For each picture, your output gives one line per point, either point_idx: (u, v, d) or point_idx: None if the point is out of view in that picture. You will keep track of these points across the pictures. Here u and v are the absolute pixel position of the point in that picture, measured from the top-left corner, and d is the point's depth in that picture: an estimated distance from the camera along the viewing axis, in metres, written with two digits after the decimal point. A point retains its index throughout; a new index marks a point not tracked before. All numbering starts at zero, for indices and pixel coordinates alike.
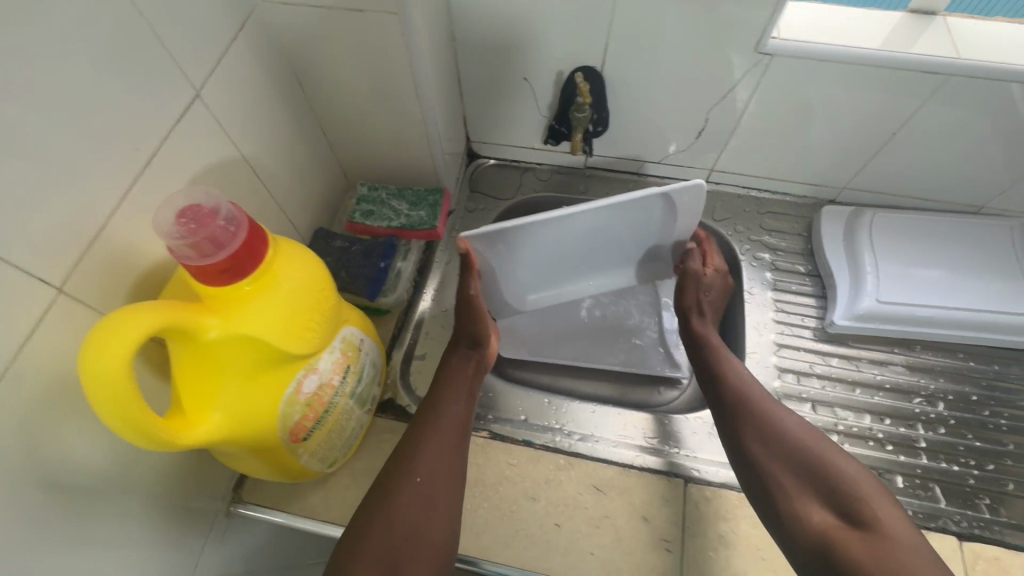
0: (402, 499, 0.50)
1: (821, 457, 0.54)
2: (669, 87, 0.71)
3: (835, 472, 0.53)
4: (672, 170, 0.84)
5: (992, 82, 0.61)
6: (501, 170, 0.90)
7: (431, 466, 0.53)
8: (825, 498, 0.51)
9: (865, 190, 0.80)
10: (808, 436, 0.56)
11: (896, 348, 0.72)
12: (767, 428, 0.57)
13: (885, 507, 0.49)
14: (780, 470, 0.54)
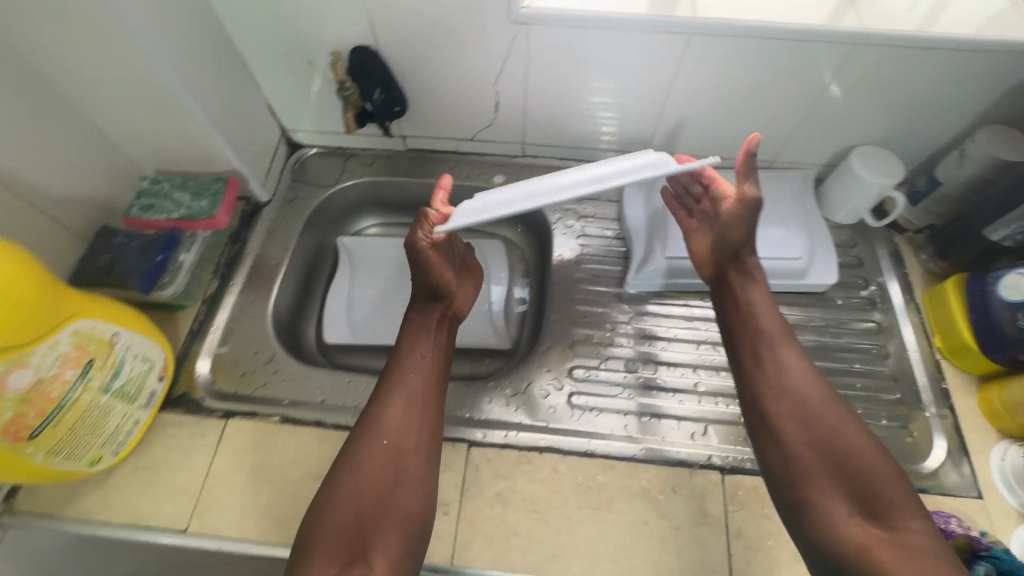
0: (364, 469, 0.56)
1: (870, 462, 0.55)
2: (447, 64, 0.72)
3: (878, 474, 0.54)
4: (484, 148, 0.86)
5: (724, 41, 0.65)
6: (325, 157, 0.89)
7: (393, 440, 0.58)
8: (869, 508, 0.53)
9: (665, 152, 0.83)
10: (862, 439, 0.56)
11: (691, 301, 0.74)
12: (822, 427, 0.57)
13: (913, 522, 0.51)
14: (837, 480, 0.55)
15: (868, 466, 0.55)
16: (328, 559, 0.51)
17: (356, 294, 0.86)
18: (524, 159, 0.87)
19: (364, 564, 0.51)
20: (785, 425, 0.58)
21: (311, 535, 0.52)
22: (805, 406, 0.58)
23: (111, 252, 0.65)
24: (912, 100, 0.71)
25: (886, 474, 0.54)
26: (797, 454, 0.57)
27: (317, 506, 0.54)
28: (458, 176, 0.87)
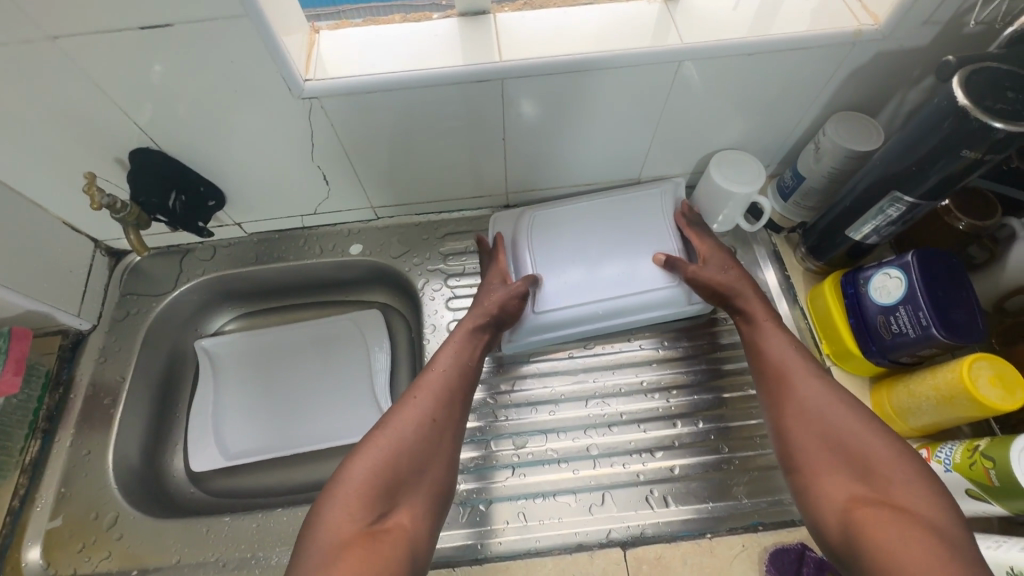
0: (408, 434, 0.54)
1: (857, 432, 0.50)
2: (253, 148, 0.64)
3: (876, 447, 0.49)
4: (334, 216, 0.78)
5: (542, 82, 0.60)
6: (157, 259, 0.79)
7: (440, 425, 0.56)
8: (860, 475, 0.49)
9: (526, 189, 0.77)
10: (854, 403, 0.53)
11: (573, 351, 0.69)
12: (810, 390, 0.54)
13: (921, 496, 0.45)
14: (819, 445, 0.52)
15: (853, 433, 0.50)
16: (354, 504, 0.49)
17: (221, 406, 0.77)
18: (380, 221, 0.79)
19: (391, 519, 0.50)
20: (775, 390, 0.57)
21: (337, 481, 0.51)
22: (790, 364, 0.57)
23: None
24: (755, 103, 0.67)
25: (875, 439, 0.50)
26: (784, 420, 0.55)
27: (357, 451, 0.52)
28: (311, 254, 0.79)
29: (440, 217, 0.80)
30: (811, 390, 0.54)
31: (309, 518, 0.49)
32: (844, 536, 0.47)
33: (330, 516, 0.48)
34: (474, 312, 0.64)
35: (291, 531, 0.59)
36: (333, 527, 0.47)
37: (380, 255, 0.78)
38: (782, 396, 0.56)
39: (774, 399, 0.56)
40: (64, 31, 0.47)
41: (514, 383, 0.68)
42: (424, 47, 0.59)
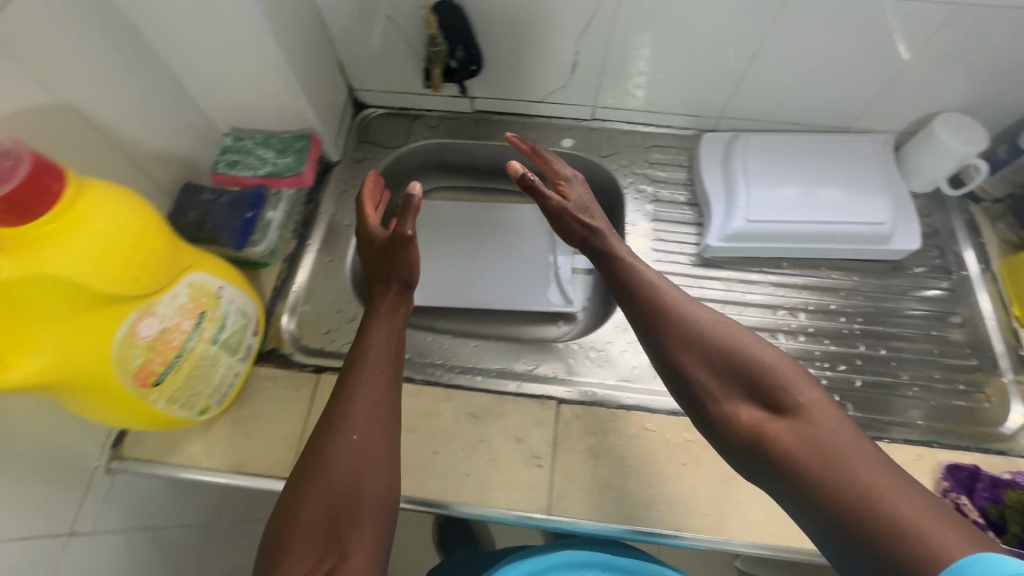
0: (337, 464, 0.52)
1: (736, 346, 0.52)
2: (530, 21, 0.71)
3: (761, 366, 0.51)
4: (557, 109, 0.85)
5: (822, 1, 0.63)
6: (391, 117, 0.88)
7: (365, 422, 0.55)
8: (750, 390, 0.51)
9: (740, 116, 0.81)
10: (723, 323, 0.54)
11: (764, 268, 0.75)
12: (699, 320, 0.54)
13: (804, 386, 0.49)
14: (713, 374, 0.52)
15: (740, 350, 0.52)
16: (304, 549, 0.49)
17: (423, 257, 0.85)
18: (593, 122, 0.86)
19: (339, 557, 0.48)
20: (657, 325, 0.56)
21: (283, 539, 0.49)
22: (663, 296, 0.57)
23: (199, 209, 0.65)
24: (1006, 66, 0.69)
25: (751, 350, 0.52)
26: (675, 359, 0.54)
27: (287, 508, 0.51)
28: (526, 139, 0.86)
29: (649, 129, 0.86)
30: (694, 325, 0.54)
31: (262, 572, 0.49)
32: (754, 450, 0.49)
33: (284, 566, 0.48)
34: (387, 289, 0.64)
35: (507, 357, 0.69)
36: None
37: (590, 151, 0.85)
38: (669, 331, 0.54)
39: (654, 335, 0.55)
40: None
41: (707, 281, 0.74)
42: None
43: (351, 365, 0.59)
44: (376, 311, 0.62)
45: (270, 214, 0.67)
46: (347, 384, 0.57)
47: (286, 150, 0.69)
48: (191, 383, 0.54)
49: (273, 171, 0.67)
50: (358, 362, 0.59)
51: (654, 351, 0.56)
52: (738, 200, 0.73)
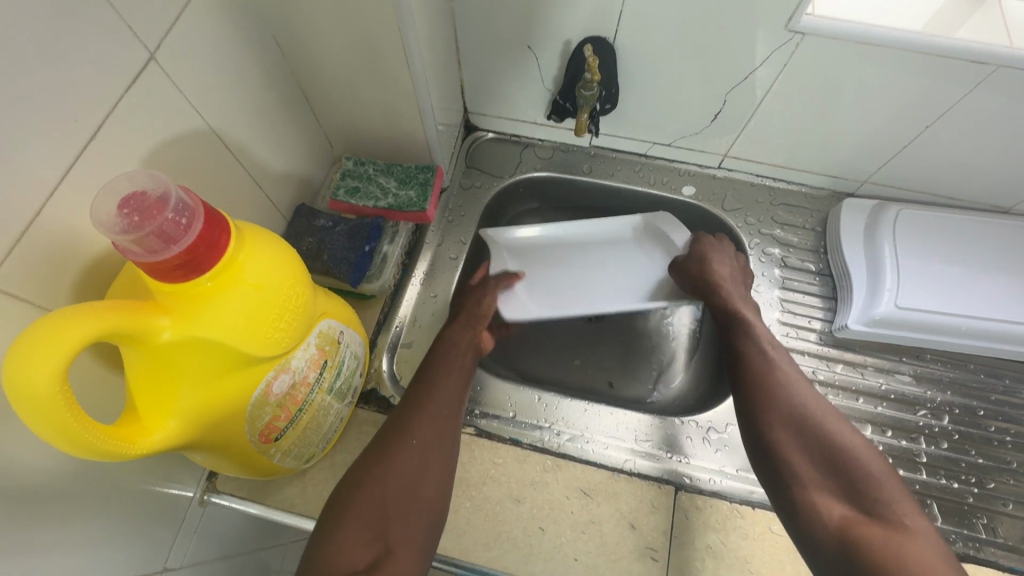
0: (396, 462, 0.50)
1: (846, 445, 0.50)
2: (680, 66, 0.65)
3: (865, 468, 0.48)
4: (682, 155, 0.79)
5: None
6: (500, 144, 0.83)
7: (427, 433, 0.52)
8: (850, 491, 0.48)
9: (888, 184, 0.74)
10: (836, 419, 0.52)
11: (901, 357, 0.68)
12: (810, 406, 0.53)
13: (914, 513, 0.45)
14: (811, 460, 0.50)
15: (843, 447, 0.50)
16: (356, 530, 0.45)
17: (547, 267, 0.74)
18: (718, 172, 0.80)
19: (386, 556, 0.45)
20: (760, 393, 0.55)
21: (335, 515, 0.46)
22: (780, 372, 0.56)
23: (316, 236, 0.62)
24: None
25: (860, 451, 0.50)
26: (772, 436, 0.53)
27: (347, 489, 0.48)
28: (644, 182, 0.80)
29: (780, 183, 0.79)
30: (801, 404, 0.53)
31: (308, 550, 0.45)
32: (842, 552, 0.44)
33: (334, 542, 0.44)
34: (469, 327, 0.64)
35: (617, 428, 0.64)
36: (335, 558, 0.43)
37: (714, 202, 0.78)
38: (774, 405, 0.54)
39: (756, 404, 0.55)
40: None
41: (840, 367, 0.68)
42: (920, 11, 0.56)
43: (421, 389, 0.56)
44: (453, 339, 0.62)
45: (387, 249, 0.65)
46: (421, 391, 0.56)
47: (410, 184, 0.67)
48: (304, 435, 0.51)
49: (397, 206, 0.65)
50: (426, 384, 0.57)
51: (750, 423, 0.55)
52: (886, 281, 0.67)
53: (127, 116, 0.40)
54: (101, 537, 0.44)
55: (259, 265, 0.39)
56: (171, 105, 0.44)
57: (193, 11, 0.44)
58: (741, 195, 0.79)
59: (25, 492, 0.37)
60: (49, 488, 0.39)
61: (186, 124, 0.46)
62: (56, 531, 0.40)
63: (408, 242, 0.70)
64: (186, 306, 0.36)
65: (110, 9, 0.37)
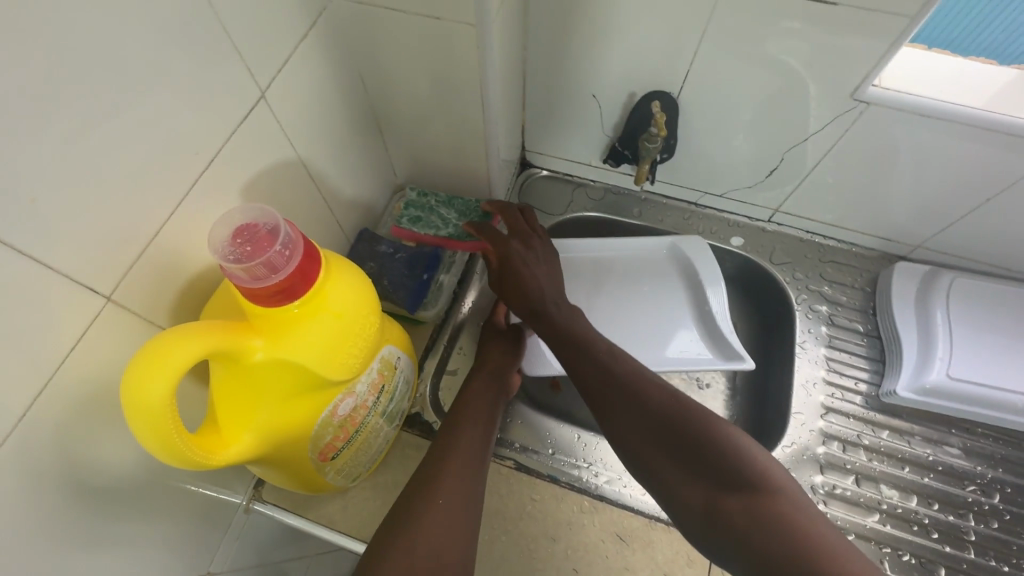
0: (422, 526, 0.44)
1: (684, 414, 0.46)
2: (740, 124, 0.67)
3: (682, 428, 0.46)
4: (733, 206, 0.80)
5: None
6: (554, 182, 0.86)
7: (452, 496, 0.47)
8: (685, 459, 0.44)
9: (944, 251, 0.73)
10: (687, 404, 0.47)
11: (951, 429, 0.67)
12: (650, 396, 0.49)
13: (751, 461, 0.43)
14: (631, 434, 0.48)
15: (676, 417, 0.46)
16: None
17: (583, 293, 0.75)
18: (768, 225, 0.81)
19: None
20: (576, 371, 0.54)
21: None
22: (587, 352, 0.54)
23: (377, 261, 0.66)
24: None
25: (716, 424, 0.45)
26: (612, 421, 0.49)
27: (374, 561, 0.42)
28: (693, 229, 0.82)
29: (832, 241, 0.79)
30: (642, 389, 0.49)
31: None
32: (711, 529, 0.42)
33: None
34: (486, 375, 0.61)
35: None
36: None
37: (762, 255, 0.79)
38: (601, 395, 0.51)
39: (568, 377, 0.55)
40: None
41: (886, 434, 0.67)
42: (990, 87, 0.57)
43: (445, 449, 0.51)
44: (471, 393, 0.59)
45: (444, 278, 0.68)
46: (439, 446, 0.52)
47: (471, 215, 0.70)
48: (356, 455, 0.53)
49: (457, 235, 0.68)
50: (448, 437, 0.53)
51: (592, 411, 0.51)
52: (937, 350, 0.66)
53: (235, 148, 0.44)
54: (166, 536, 0.47)
55: (343, 293, 0.42)
56: (271, 137, 0.48)
57: (299, 54, 0.48)
58: (790, 249, 0.79)
59: (113, 488, 0.40)
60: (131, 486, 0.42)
61: (280, 154, 0.49)
62: (131, 527, 0.43)
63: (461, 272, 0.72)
64: (274, 329, 0.38)
65: (235, 54, 0.41)
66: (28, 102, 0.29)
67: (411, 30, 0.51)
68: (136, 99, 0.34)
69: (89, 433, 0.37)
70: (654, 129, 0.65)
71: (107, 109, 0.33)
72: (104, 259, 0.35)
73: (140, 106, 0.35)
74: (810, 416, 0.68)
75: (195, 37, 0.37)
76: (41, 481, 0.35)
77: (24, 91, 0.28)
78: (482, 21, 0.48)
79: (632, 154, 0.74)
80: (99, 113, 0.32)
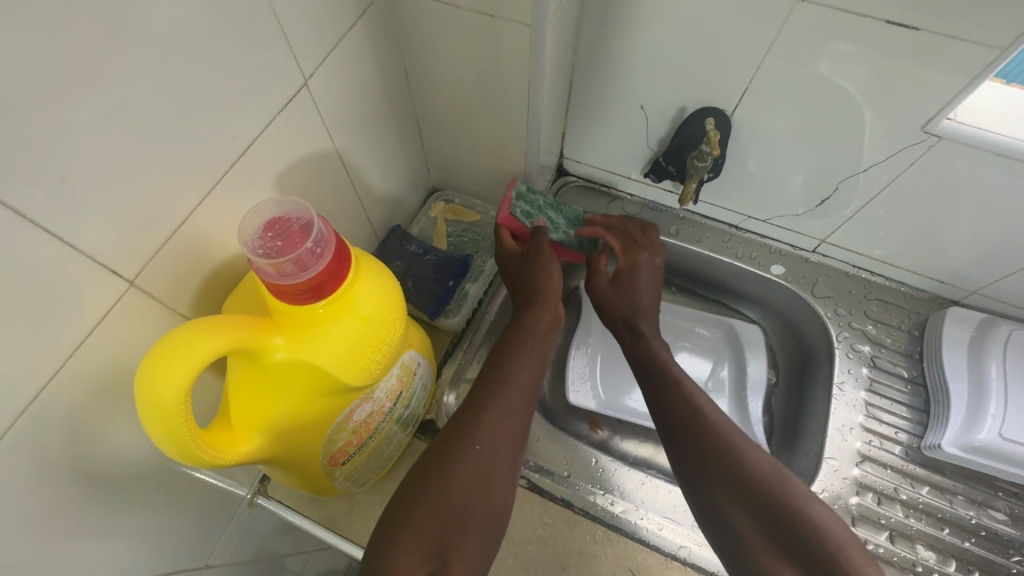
0: (454, 481, 0.42)
1: (786, 489, 0.44)
2: (795, 148, 0.64)
3: (779, 501, 0.43)
4: (777, 232, 0.76)
5: None
6: (589, 193, 0.83)
7: (493, 439, 0.45)
8: (779, 534, 0.41)
9: (1003, 300, 0.68)
10: (783, 470, 0.45)
11: (996, 492, 0.63)
12: (744, 447, 0.47)
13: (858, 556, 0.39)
14: (715, 482, 0.46)
15: (774, 487, 0.44)
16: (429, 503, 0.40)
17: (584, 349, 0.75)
18: (811, 255, 0.77)
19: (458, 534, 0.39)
20: (659, 401, 0.53)
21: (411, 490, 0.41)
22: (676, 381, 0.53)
23: (405, 261, 0.65)
24: None
25: (815, 504, 0.43)
26: (694, 467, 0.48)
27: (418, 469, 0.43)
28: (731, 253, 0.78)
29: (879, 278, 0.75)
30: (740, 446, 0.47)
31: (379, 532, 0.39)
32: None
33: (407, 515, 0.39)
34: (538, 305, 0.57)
35: (674, 509, 0.60)
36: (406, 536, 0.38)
37: (803, 286, 0.75)
38: (690, 433, 0.49)
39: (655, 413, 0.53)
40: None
41: (924, 491, 0.63)
42: None
43: (493, 387, 0.49)
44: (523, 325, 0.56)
45: (470, 286, 0.67)
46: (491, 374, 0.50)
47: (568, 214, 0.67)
48: (365, 462, 0.51)
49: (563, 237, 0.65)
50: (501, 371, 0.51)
51: (675, 453, 0.50)
52: (990, 407, 0.61)
53: (271, 136, 0.42)
54: (170, 529, 0.45)
55: (368, 296, 0.39)
56: (310, 127, 0.46)
57: (346, 42, 0.46)
58: (834, 282, 0.75)
59: (120, 474, 0.39)
60: (138, 475, 0.41)
61: (317, 144, 0.48)
62: (136, 516, 0.41)
63: (488, 279, 0.69)
64: (298, 329, 0.36)
65: (281, 38, 0.39)
66: (65, 74, 0.27)
67: (462, 26, 0.49)
68: (175, 79, 0.33)
69: (101, 420, 0.36)
70: (704, 148, 0.63)
71: (148, 88, 0.32)
72: (127, 242, 0.34)
73: (178, 87, 0.33)
74: (845, 464, 0.64)
75: (240, 17, 0.35)
76: (48, 468, 0.33)
77: (62, 63, 0.27)
78: (539, 22, 0.46)
79: (676, 170, 0.71)
80: (138, 90, 0.31)
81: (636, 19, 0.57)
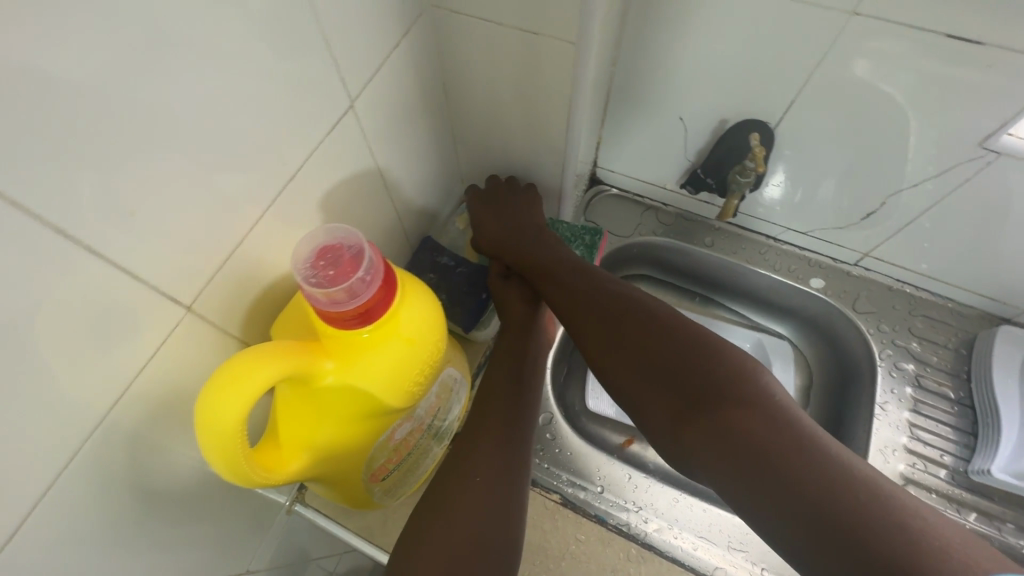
0: (459, 493, 0.45)
1: (690, 351, 0.43)
2: (841, 162, 0.62)
3: (686, 365, 0.42)
4: (817, 244, 0.74)
5: None
6: (622, 203, 0.82)
7: (491, 457, 0.48)
8: (694, 406, 0.41)
9: None
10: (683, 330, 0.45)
11: None
12: (650, 331, 0.45)
13: (766, 400, 0.39)
14: (628, 368, 0.45)
15: (679, 353, 0.43)
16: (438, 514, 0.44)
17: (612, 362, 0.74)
18: (852, 269, 0.75)
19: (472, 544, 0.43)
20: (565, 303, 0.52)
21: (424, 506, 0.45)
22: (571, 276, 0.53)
23: (437, 273, 0.64)
24: None
25: (719, 357, 0.42)
26: (607, 361, 0.46)
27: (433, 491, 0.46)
28: (768, 266, 0.77)
29: (924, 293, 0.72)
30: (638, 321, 0.46)
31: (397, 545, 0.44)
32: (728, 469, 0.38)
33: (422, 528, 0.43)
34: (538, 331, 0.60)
35: (709, 529, 0.59)
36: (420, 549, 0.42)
37: (843, 301, 0.73)
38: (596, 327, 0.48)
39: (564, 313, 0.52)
40: (871, 11, 0.47)
41: (971, 518, 0.61)
42: None
43: (508, 414, 0.52)
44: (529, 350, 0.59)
45: None
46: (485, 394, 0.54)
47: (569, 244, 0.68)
48: (403, 477, 0.52)
49: None
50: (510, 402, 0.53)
51: (588, 351, 0.48)
52: None
53: (317, 158, 0.42)
54: (220, 539, 0.47)
55: (413, 317, 0.40)
56: (354, 147, 0.47)
57: (390, 61, 0.46)
58: (876, 297, 0.73)
59: (176, 489, 0.40)
60: (191, 490, 0.42)
61: (359, 163, 0.48)
62: (189, 529, 0.43)
63: None
64: (346, 354, 0.37)
65: (330, 64, 0.40)
66: (137, 113, 0.28)
67: (505, 43, 0.49)
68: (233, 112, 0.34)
69: (160, 439, 0.37)
70: (747, 163, 0.63)
71: (209, 121, 0.32)
72: (185, 268, 0.35)
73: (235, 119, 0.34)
74: None
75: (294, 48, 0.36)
76: (110, 487, 0.34)
77: (135, 103, 0.28)
78: (584, 41, 0.46)
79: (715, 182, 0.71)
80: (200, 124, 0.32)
81: (680, 32, 0.56)
